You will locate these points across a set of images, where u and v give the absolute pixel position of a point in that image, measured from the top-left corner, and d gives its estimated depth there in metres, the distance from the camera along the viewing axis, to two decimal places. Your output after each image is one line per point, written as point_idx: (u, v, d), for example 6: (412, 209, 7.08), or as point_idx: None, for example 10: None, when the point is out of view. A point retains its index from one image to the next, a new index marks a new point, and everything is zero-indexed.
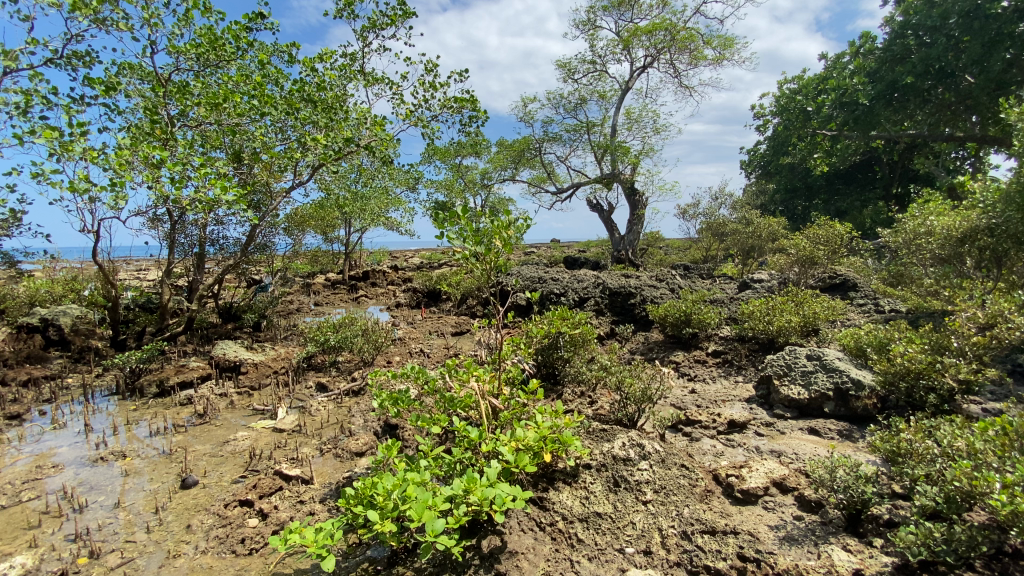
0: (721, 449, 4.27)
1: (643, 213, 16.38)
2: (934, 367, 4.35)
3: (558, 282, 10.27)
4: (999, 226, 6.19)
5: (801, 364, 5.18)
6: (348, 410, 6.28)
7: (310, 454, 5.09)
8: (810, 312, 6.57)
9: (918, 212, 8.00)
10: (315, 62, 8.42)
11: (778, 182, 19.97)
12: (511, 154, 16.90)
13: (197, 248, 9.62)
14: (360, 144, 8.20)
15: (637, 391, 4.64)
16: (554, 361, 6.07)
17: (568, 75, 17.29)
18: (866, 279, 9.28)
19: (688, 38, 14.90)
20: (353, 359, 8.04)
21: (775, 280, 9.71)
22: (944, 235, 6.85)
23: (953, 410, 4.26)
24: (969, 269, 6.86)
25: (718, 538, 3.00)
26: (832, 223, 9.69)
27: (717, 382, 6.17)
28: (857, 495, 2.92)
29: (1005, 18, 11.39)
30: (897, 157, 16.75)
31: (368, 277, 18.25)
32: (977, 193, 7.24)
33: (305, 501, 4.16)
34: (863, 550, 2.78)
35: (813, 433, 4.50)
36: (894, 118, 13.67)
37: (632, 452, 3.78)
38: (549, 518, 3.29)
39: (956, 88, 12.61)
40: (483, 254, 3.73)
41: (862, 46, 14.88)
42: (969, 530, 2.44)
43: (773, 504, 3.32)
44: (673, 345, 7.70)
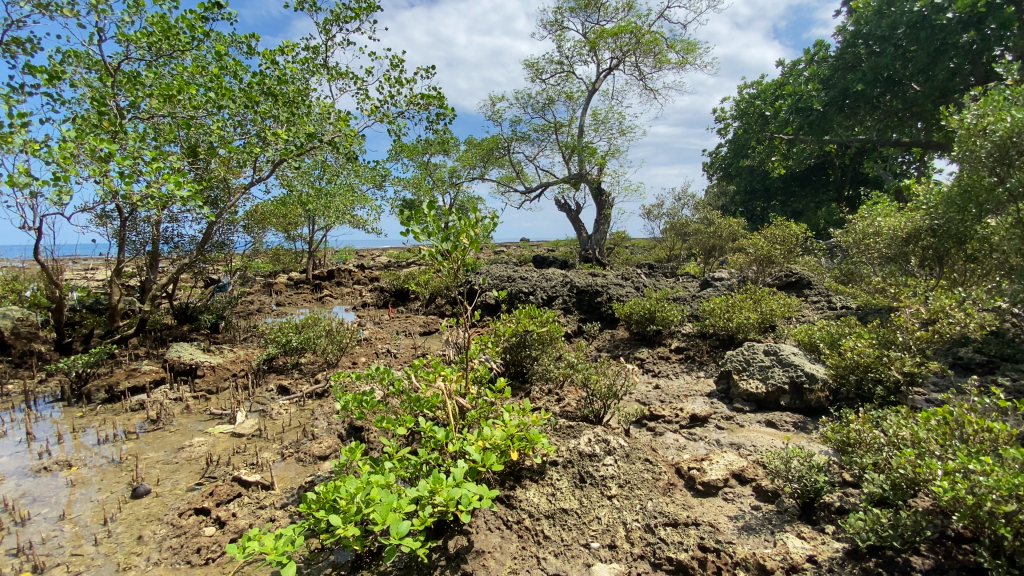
0: (683, 443, 4.38)
1: (609, 213, 16.61)
2: (881, 360, 4.58)
3: (527, 281, 10.28)
4: (941, 227, 6.61)
5: (759, 359, 5.34)
6: (311, 412, 6.11)
7: (271, 459, 4.93)
8: (767, 310, 6.81)
9: (867, 213, 8.41)
10: (276, 55, 8.16)
11: (738, 184, 20.60)
12: (480, 153, 16.83)
13: (150, 246, 9.18)
14: (324, 140, 8.03)
15: (603, 388, 4.70)
16: (522, 359, 6.07)
17: (536, 75, 17.33)
18: (820, 277, 9.69)
19: (652, 41, 15.18)
20: (317, 360, 7.82)
21: (735, 278, 10.00)
22: (890, 235, 7.28)
23: (899, 401, 4.49)
24: (913, 267, 7.30)
25: (680, 530, 3.07)
26: (787, 224, 10.10)
27: (680, 377, 6.32)
28: (810, 484, 3.03)
29: (949, 29, 11.86)
30: (848, 162, 17.57)
31: (333, 277, 17.84)
32: (920, 196, 7.67)
33: (265, 507, 4.03)
34: (816, 537, 2.90)
35: (769, 426, 4.67)
36: (846, 123, 14.36)
37: (598, 447, 3.82)
38: (515, 516, 3.28)
39: (903, 96, 13.32)
40: (449, 251, 3.69)
41: (817, 54, 15.53)
42: (914, 515, 2.58)
43: (733, 495, 3.43)
44: (639, 342, 7.83)
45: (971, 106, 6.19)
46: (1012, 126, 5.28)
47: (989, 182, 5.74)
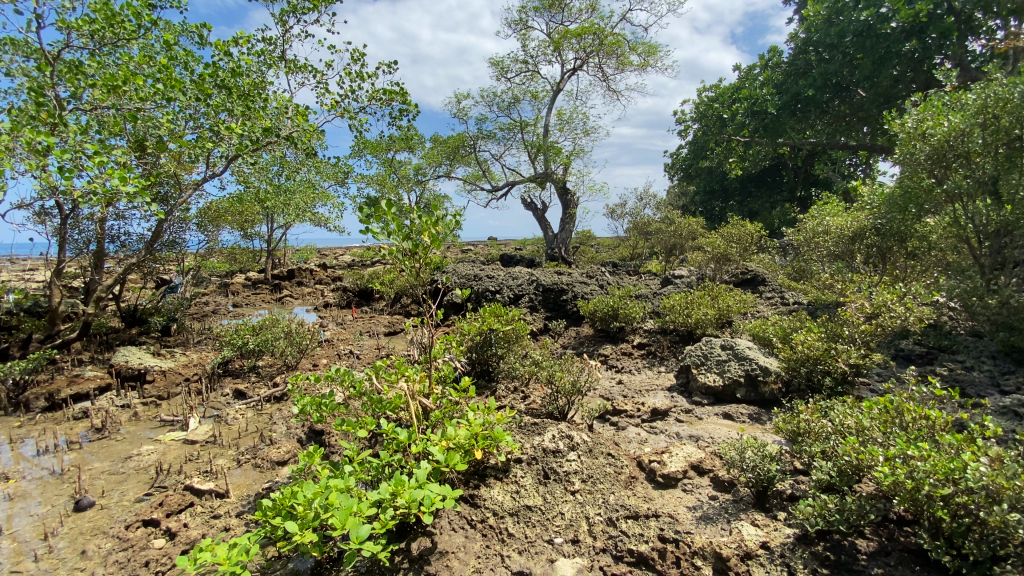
0: (645, 437, 4.48)
1: (574, 212, 16.77)
2: (829, 353, 4.80)
3: (493, 280, 10.26)
4: (883, 226, 7.02)
5: (716, 354, 5.51)
6: (269, 417, 5.91)
7: (226, 466, 4.74)
8: (725, 306, 7.04)
9: (816, 213, 8.79)
10: (229, 47, 7.82)
11: (698, 185, 21.16)
12: (445, 150, 16.68)
13: (94, 246, 8.65)
14: (281, 135, 7.73)
15: (567, 385, 4.72)
16: (487, 357, 6.06)
17: (501, 74, 17.30)
18: (773, 274, 10.08)
19: (615, 43, 15.40)
20: (275, 363, 7.58)
21: (694, 276, 10.25)
22: (837, 233, 7.59)
23: (846, 391, 4.72)
24: (858, 264, 7.60)
25: (641, 522, 3.12)
26: (742, 224, 10.46)
27: (642, 372, 6.46)
28: (763, 474, 3.15)
29: (892, 38, 12.54)
30: (800, 164, 18.32)
31: (293, 277, 17.32)
32: (864, 198, 8.10)
33: (220, 516, 3.87)
34: (769, 523, 3.01)
35: (726, 418, 4.82)
36: (798, 127, 15.13)
37: (562, 444, 3.85)
38: (480, 515, 3.27)
39: (850, 101, 14.06)
40: (410, 249, 3.65)
41: (771, 59, 16.10)
42: (859, 500, 2.71)
43: (691, 486, 3.52)
44: (603, 339, 7.95)
45: (911, 112, 6.58)
46: (949, 130, 5.78)
47: (927, 183, 6.24)
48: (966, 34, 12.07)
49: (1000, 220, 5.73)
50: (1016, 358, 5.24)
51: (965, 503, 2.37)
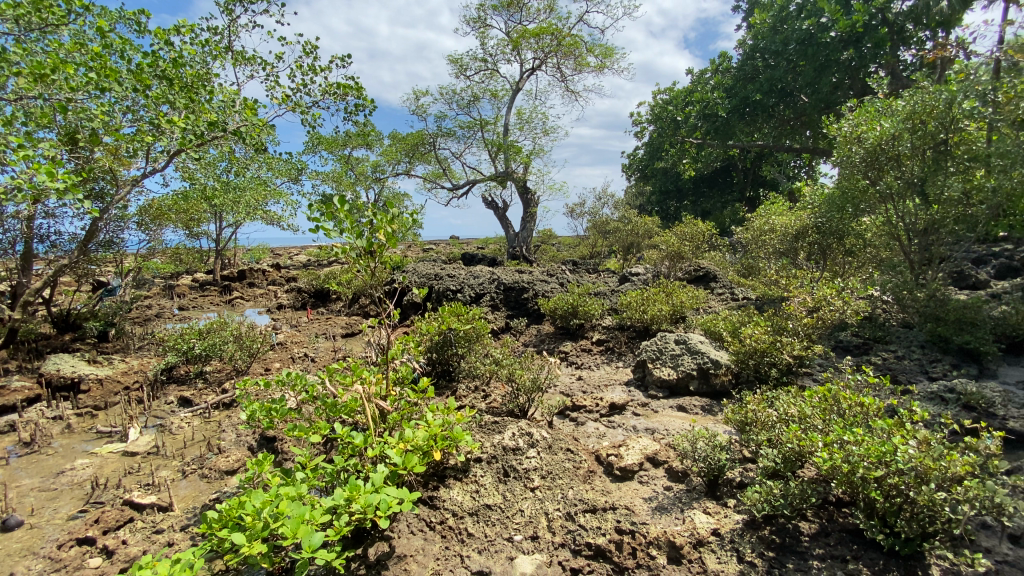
0: (603, 431, 4.56)
1: (535, 211, 16.86)
2: (775, 345, 5.03)
3: (453, 279, 10.15)
4: (823, 224, 7.42)
5: (671, 348, 5.67)
6: (218, 424, 5.64)
7: (170, 478, 4.50)
8: (678, 302, 7.25)
9: (763, 212, 9.19)
10: (170, 35, 7.39)
11: (654, 185, 21.73)
12: (404, 147, 16.41)
13: (20, 246, 7.99)
14: (228, 130, 7.34)
15: (527, 382, 4.73)
16: (447, 357, 5.99)
17: (460, 71, 17.16)
18: (724, 271, 10.45)
19: (573, 44, 15.58)
20: (224, 368, 7.24)
21: (650, 273, 10.49)
22: (782, 231, 7.97)
23: (790, 381, 4.97)
24: (801, 261, 7.99)
25: (599, 515, 3.17)
26: (694, 222, 10.82)
27: (602, 368, 6.57)
28: (714, 463, 3.27)
29: (831, 47, 13.27)
30: (749, 165, 19.12)
31: (244, 277, 16.63)
32: (806, 198, 8.54)
33: (163, 530, 3.66)
34: (719, 511, 3.13)
35: (680, 410, 4.97)
36: (747, 130, 15.75)
37: (521, 441, 3.85)
38: (438, 516, 3.24)
39: (794, 106, 14.80)
40: (365, 248, 3.57)
41: (721, 65, 16.42)
42: (801, 485, 2.85)
43: (647, 478, 3.62)
44: (563, 336, 8.03)
45: (848, 117, 6.97)
46: (881, 134, 6.19)
47: (863, 183, 6.63)
48: (899, 44, 13.06)
49: (928, 219, 6.19)
50: (942, 347, 5.65)
51: (896, 484, 2.54)
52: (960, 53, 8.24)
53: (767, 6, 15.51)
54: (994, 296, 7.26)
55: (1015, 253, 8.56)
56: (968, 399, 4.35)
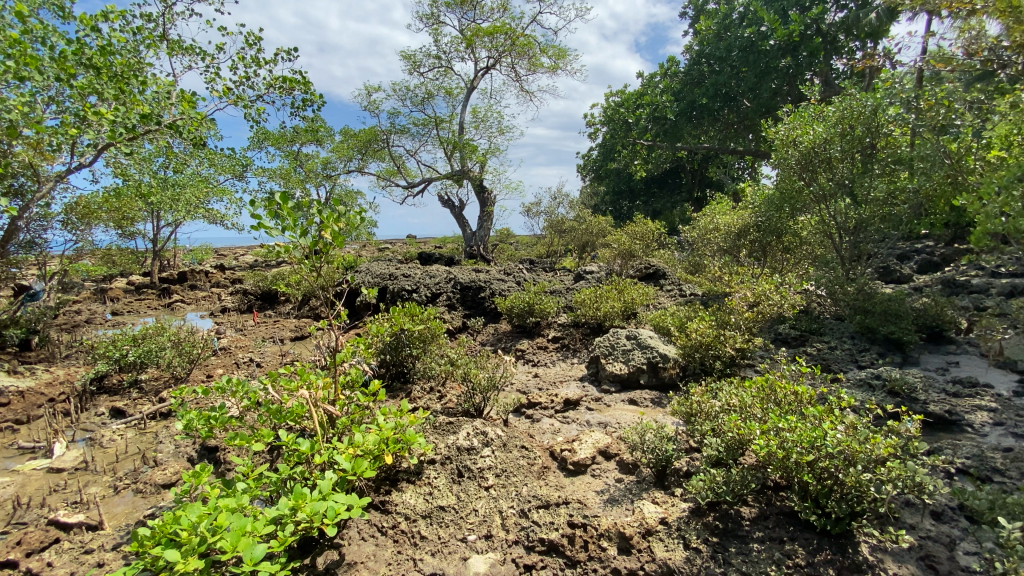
0: (557, 427, 4.62)
1: (491, 210, 16.84)
2: (719, 339, 5.25)
3: (408, 279, 9.99)
4: (763, 223, 7.82)
5: (622, 343, 5.82)
6: (155, 435, 5.31)
7: (101, 494, 4.20)
8: (630, 299, 7.47)
9: (709, 211, 9.57)
10: (98, 22, 6.87)
11: (608, 185, 22.17)
12: (356, 144, 15.99)
13: None
14: (165, 123, 6.73)
15: (483, 381, 4.71)
16: (401, 359, 5.89)
17: (413, 68, 16.87)
18: (673, 268, 10.78)
19: (527, 44, 15.65)
20: (161, 375, 6.82)
21: (603, 271, 10.67)
22: (725, 230, 8.32)
23: (733, 372, 5.21)
24: (743, 258, 8.31)
25: (552, 510, 3.22)
26: (644, 221, 11.13)
27: (557, 365, 6.66)
28: (661, 454, 3.38)
29: (770, 55, 13.97)
30: (696, 167, 19.83)
31: (185, 279, 15.76)
32: (748, 198, 8.95)
33: (92, 550, 3.41)
34: (667, 500, 3.24)
35: (631, 403, 5.11)
36: (694, 132, 16.08)
37: (476, 441, 3.84)
38: (391, 521, 3.18)
39: (737, 110, 15.42)
40: (310, 247, 3.44)
41: (669, 69, 16.88)
42: (742, 472, 2.99)
43: (599, 471, 3.69)
44: (520, 335, 8.06)
45: (784, 121, 7.35)
46: (814, 138, 6.59)
47: (798, 184, 7.01)
48: (832, 54, 13.92)
49: (858, 219, 6.62)
50: (870, 337, 6.06)
51: (826, 467, 2.71)
52: (886, 62, 8.81)
53: (711, 14, 16.13)
54: (916, 290, 7.85)
55: (934, 249, 9.27)
56: (893, 385, 4.69)
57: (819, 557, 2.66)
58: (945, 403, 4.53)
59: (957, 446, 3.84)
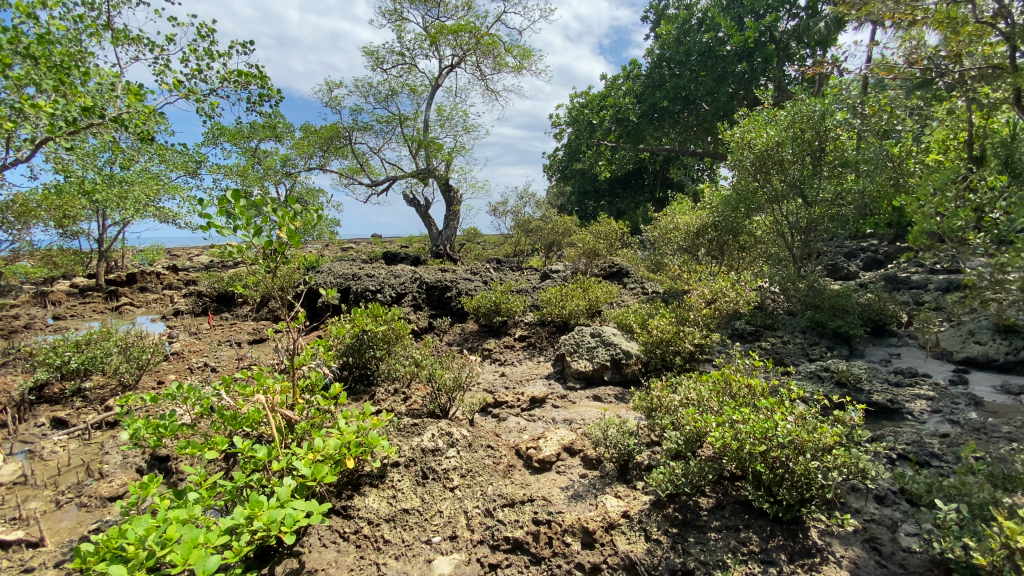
0: (523, 425, 4.65)
1: (458, 209, 16.74)
2: (679, 335, 5.40)
3: (373, 278, 9.79)
4: (720, 223, 8.08)
5: (587, 341, 5.90)
6: (101, 446, 5.03)
7: (42, 510, 3.96)
8: (594, 297, 7.60)
9: (670, 211, 9.81)
10: (34, 9, 6.44)
11: (573, 185, 22.42)
12: (317, 141, 15.58)
13: None
14: (108, 116, 6.38)
15: (448, 381, 4.66)
16: (365, 360, 5.78)
17: (376, 64, 16.56)
18: (637, 266, 10.99)
19: (491, 44, 15.62)
20: (107, 383, 6.46)
21: (569, 270, 10.77)
22: (686, 229, 8.55)
23: (692, 366, 5.37)
24: (702, 256, 8.57)
25: (517, 509, 3.23)
26: (608, 221, 11.32)
27: (523, 364, 6.68)
28: (623, 449, 3.46)
29: (727, 60, 14.43)
30: (658, 167, 20.29)
31: (134, 281, 15.00)
32: (707, 199, 9.22)
33: (31, 569, 3.21)
34: (629, 493, 3.31)
35: (595, 400, 5.19)
36: (655, 134, 16.44)
37: (440, 441, 3.82)
38: (353, 526, 3.13)
39: (697, 113, 15.83)
40: (264, 247, 3.33)
41: (631, 72, 17.18)
42: (700, 463, 3.09)
43: (564, 467, 3.74)
44: (487, 334, 8.05)
45: (739, 124, 7.60)
46: (767, 141, 6.86)
47: (754, 186, 7.27)
48: (785, 61, 14.52)
49: (809, 219, 6.92)
50: (820, 331, 6.35)
51: (778, 457, 2.83)
52: (834, 70, 9.24)
53: (671, 18, 16.52)
54: (861, 286, 8.28)
55: (878, 247, 9.80)
56: (840, 376, 4.94)
57: (772, 544, 2.77)
58: (887, 392, 4.80)
59: (898, 433, 4.08)
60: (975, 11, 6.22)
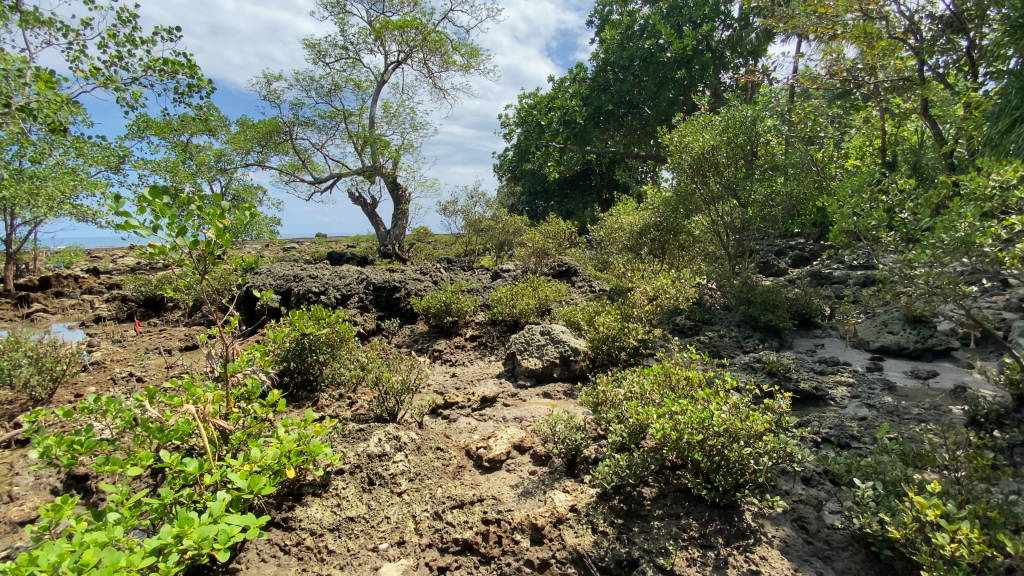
0: (474, 425, 4.63)
1: (406, 207, 16.43)
2: (623, 331, 5.58)
3: (316, 279, 9.40)
4: (662, 223, 8.40)
5: (537, 339, 5.97)
6: (8, 467, 4.57)
7: None
8: (543, 296, 7.70)
9: (615, 211, 10.07)
10: None
11: (523, 186, 22.62)
12: (255, 135, 14.85)
13: None
14: (14, 105, 5.77)
15: (396, 384, 4.55)
16: (307, 366, 5.54)
17: (318, 57, 15.97)
18: (585, 265, 11.18)
19: (438, 41, 15.45)
20: (16, 398, 5.89)
21: (519, 269, 10.84)
22: (630, 229, 8.80)
23: (637, 361, 5.56)
24: (646, 255, 8.86)
25: (466, 509, 3.22)
26: (557, 221, 11.48)
27: (474, 364, 6.67)
28: (571, 444, 3.53)
29: (667, 66, 14.97)
30: (605, 169, 20.79)
31: (48, 285, 13.71)
32: (649, 199, 9.53)
33: None
34: (576, 488, 3.37)
35: (545, 397, 5.25)
36: (602, 136, 16.81)
37: (388, 446, 3.73)
38: (294, 538, 3.02)
39: (640, 117, 16.32)
40: (190, 248, 3.12)
41: (577, 74, 17.48)
42: (643, 455, 3.20)
43: (513, 465, 3.76)
44: (437, 335, 7.95)
45: (678, 127, 7.87)
46: (704, 145, 7.15)
47: (691, 188, 7.57)
48: (720, 69, 15.27)
49: (744, 219, 7.29)
50: (753, 324, 6.73)
51: (715, 445, 2.97)
52: (764, 78, 9.75)
53: (615, 23, 16.94)
54: (790, 282, 8.83)
55: (805, 245, 10.49)
56: (771, 367, 5.25)
57: (710, 528, 2.91)
58: (813, 380, 5.15)
59: (822, 418, 4.38)
60: (888, 28, 6.79)
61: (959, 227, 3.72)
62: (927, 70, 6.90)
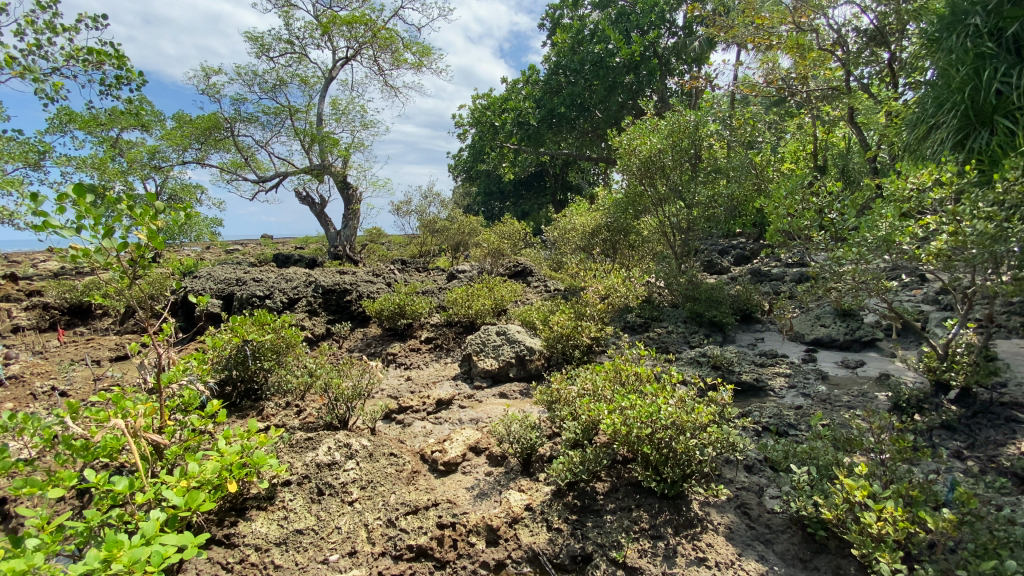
0: (429, 429, 4.58)
1: (357, 207, 16.03)
2: (577, 330, 5.67)
3: (261, 283, 9.00)
4: (613, 224, 8.62)
5: (492, 340, 5.96)
6: None
7: None
8: (499, 296, 7.72)
9: (568, 212, 10.24)
10: None
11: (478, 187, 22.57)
12: (193, 132, 14.06)
13: None
14: None
15: (347, 390, 4.43)
16: (250, 374, 5.27)
17: (261, 51, 15.31)
18: (539, 266, 11.29)
19: (389, 38, 15.15)
20: None
21: (475, 270, 10.80)
22: (582, 229, 8.97)
23: (590, 359, 5.66)
24: (598, 254, 9.03)
25: (420, 515, 3.18)
26: (511, 222, 11.53)
27: (430, 366, 6.60)
28: (526, 443, 3.55)
29: (616, 71, 15.36)
30: (558, 171, 21.04)
31: None
32: (601, 200, 9.74)
33: None
34: (531, 486, 3.40)
35: (501, 397, 5.26)
36: (555, 138, 17.02)
37: (338, 455, 3.64)
38: (237, 555, 2.89)
39: (591, 120, 16.65)
40: (118, 251, 2.90)
41: (530, 76, 17.59)
42: (595, 451, 3.26)
43: (469, 467, 3.74)
44: (391, 338, 7.80)
45: (627, 130, 8.06)
46: (651, 148, 7.37)
47: (641, 189, 7.79)
48: (666, 75, 15.80)
49: (690, 219, 7.58)
50: (699, 320, 7.00)
51: (663, 438, 3.07)
52: (708, 85, 10.15)
53: (566, 27, 17.20)
54: (733, 280, 9.26)
55: (745, 245, 11.02)
56: (715, 360, 5.47)
57: (659, 519, 3.01)
58: (754, 372, 5.41)
59: (763, 408, 4.61)
60: (818, 39, 7.23)
61: (881, 226, 4.03)
62: (853, 80, 7.41)
